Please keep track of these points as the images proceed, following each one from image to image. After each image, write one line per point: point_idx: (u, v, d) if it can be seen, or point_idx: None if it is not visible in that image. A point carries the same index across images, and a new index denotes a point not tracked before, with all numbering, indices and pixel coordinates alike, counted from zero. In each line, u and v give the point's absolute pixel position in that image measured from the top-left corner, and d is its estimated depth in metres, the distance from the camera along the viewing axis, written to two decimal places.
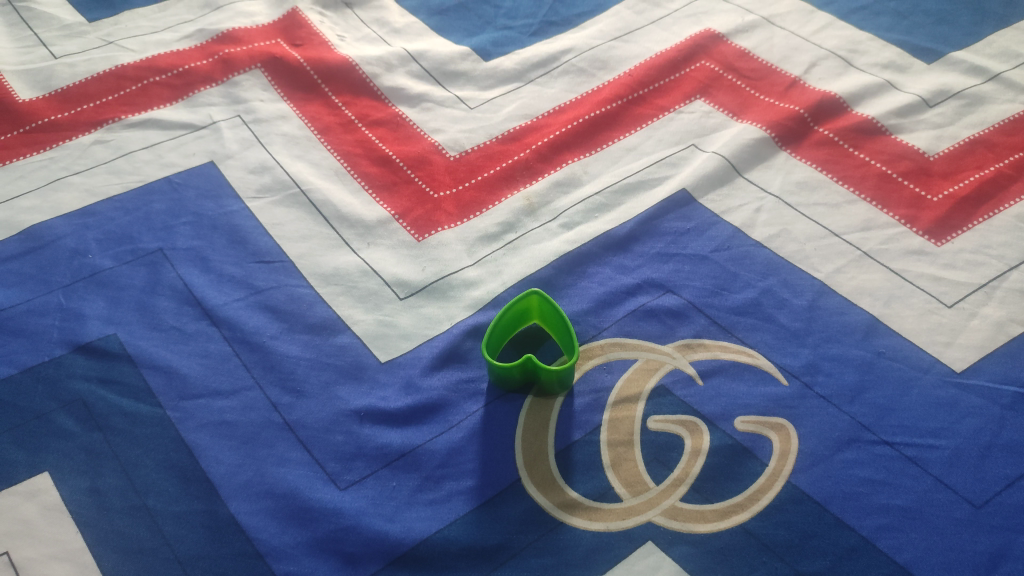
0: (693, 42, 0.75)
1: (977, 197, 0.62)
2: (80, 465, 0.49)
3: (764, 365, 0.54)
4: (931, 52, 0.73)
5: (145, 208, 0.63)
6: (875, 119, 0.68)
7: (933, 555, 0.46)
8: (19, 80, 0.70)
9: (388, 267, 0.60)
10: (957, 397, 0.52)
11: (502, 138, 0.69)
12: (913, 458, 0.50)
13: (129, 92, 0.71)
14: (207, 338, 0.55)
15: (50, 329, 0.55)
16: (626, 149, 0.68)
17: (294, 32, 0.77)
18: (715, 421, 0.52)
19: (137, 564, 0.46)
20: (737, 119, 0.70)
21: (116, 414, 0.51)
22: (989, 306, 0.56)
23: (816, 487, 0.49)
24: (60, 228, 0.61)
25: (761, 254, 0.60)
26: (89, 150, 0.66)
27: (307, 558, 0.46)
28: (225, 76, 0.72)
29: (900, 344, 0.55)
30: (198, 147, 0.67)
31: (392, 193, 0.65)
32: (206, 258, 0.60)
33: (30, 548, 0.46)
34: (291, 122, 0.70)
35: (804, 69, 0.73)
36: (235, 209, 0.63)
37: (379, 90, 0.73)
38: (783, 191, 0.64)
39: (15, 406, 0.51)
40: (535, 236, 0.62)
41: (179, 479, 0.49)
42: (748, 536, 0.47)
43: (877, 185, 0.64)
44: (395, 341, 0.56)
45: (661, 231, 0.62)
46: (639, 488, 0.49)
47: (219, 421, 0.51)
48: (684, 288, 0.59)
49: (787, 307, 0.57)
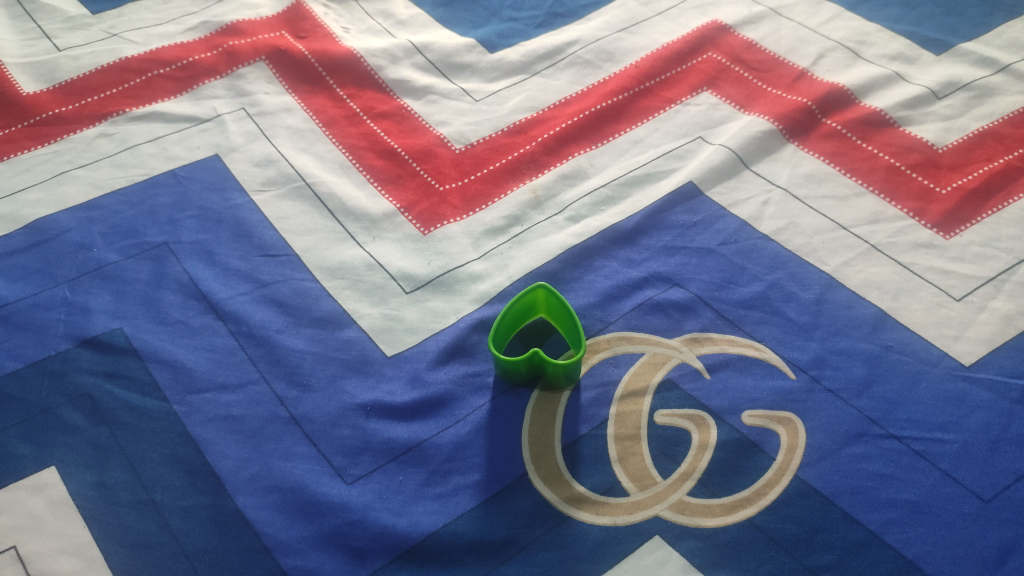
0: (701, 34, 0.75)
1: (985, 190, 0.62)
2: (87, 459, 0.49)
3: (772, 359, 0.54)
4: (939, 43, 0.73)
5: (149, 201, 0.63)
6: (883, 111, 0.68)
7: (941, 549, 0.46)
8: (23, 72, 0.70)
9: (394, 261, 0.60)
10: (965, 390, 0.52)
11: (508, 131, 0.69)
12: (921, 453, 0.49)
13: (133, 85, 0.70)
14: (213, 332, 0.55)
15: (55, 323, 0.55)
16: (632, 142, 0.68)
17: (299, 24, 0.76)
18: (723, 415, 0.51)
19: (143, 558, 0.46)
20: (745, 111, 0.69)
21: (122, 408, 0.51)
22: (997, 299, 0.56)
23: (823, 482, 0.48)
24: (65, 222, 0.61)
25: (768, 247, 0.60)
26: (92, 143, 0.66)
27: (314, 553, 0.46)
28: (230, 68, 0.72)
29: (909, 338, 0.55)
30: (203, 140, 0.67)
31: (398, 186, 0.65)
32: (210, 253, 0.60)
33: (38, 542, 0.46)
34: (296, 115, 0.70)
35: (812, 61, 0.72)
36: (240, 202, 0.63)
37: (384, 83, 0.73)
38: (790, 184, 0.64)
39: (21, 401, 0.51)
40: (541, 229, 0.62)
41: (185, 474, 0.49)
42: (756, 531, 0.47)
43: (885, 178, 0.63)
44: (401, 336, 0.56)
45: (668, 225, 0.62)
46: (646, 482, 0.49)
47: (225, 416, 0.51)
48: (691, 281, 0.58)
49: (794, 300, 0.57)
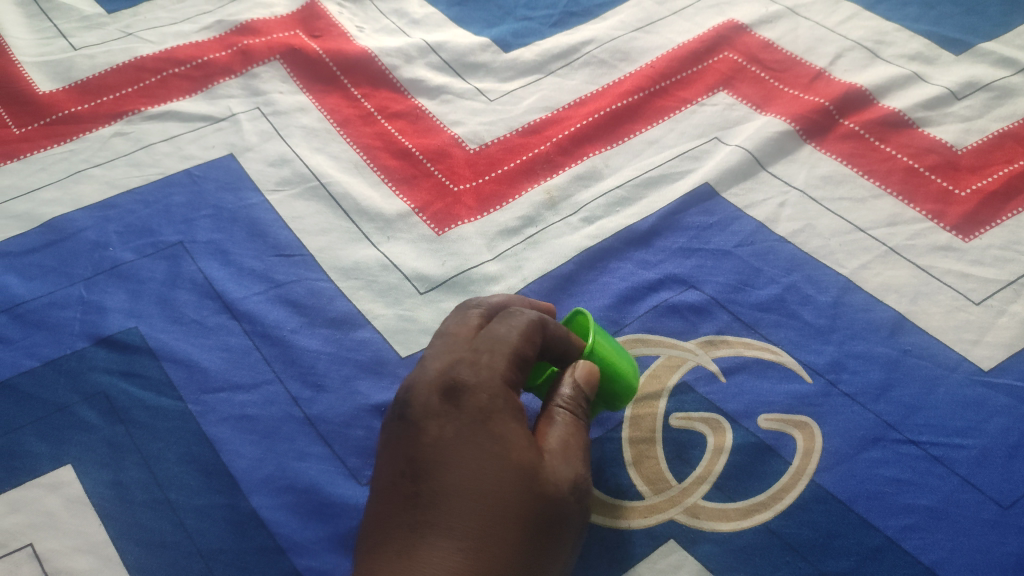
0: (716, 33, 0.74)
1: (1006, 192, 0.61)
2: (103, 458, 0.49)
3: (789, 363, 0.54)
4: (958, 43, 0.72)
5: (164, 200, 0.63)
6: (902, 112, 0.67)
7: (959, 556, 0.45)
8: (40, 71, 0.70)
9: (408, 261, 0.60)
10: (984, 396, 0.51)
11: (523, 131, 0.69)
12: (939, 458, 0.49)
13: (148, 84, 0.70)
14: (228, 332, 0.55)
15: (72, 322, 0.55)
16: (647, 143, 0.67)
17: (313, 24, 0.76)
18: (739, 418, 0.51)
19: (159, 558, 0.46)
20: (762, 112, 0.69)
21: (138, 407, 0.51)
22: (1017, 303, 0.55)
23: (840, 487, 0.48)
24: (82, 221, 0.61)
25: (785, 249, 0.60)
26: (108, 142, 0.66)
27: (328, 553, 0.46)
28: (244, 67, 0.72)
29: (927, 341, 0.54)
30: (218, 139, 0.67)
31: (412, 186, 0.64)
32: (225, 252, 0.60)
33: (54, 540, 0.46)
34: (311, 114, 0.70)
35: (829, 61, 0.72)
36: (255, 201, 0.63)
37: (399, 82, 0.72)
38: (807, 185, 0.63)
39: (38, 399, 0.52)
40: (556, 230, 0.62)
41: (200, 474, 0.49)
42: (772, 536, 0.46)
43: (903, 179, 0.63)
44: (416, 336, 0.56)
45: (683, 226, 0.62)
46: (661, 486, 0.49)
47: (239, 415, 0.51)
48: (707, 283, 0.58)
49: (811, 303, 0.57)
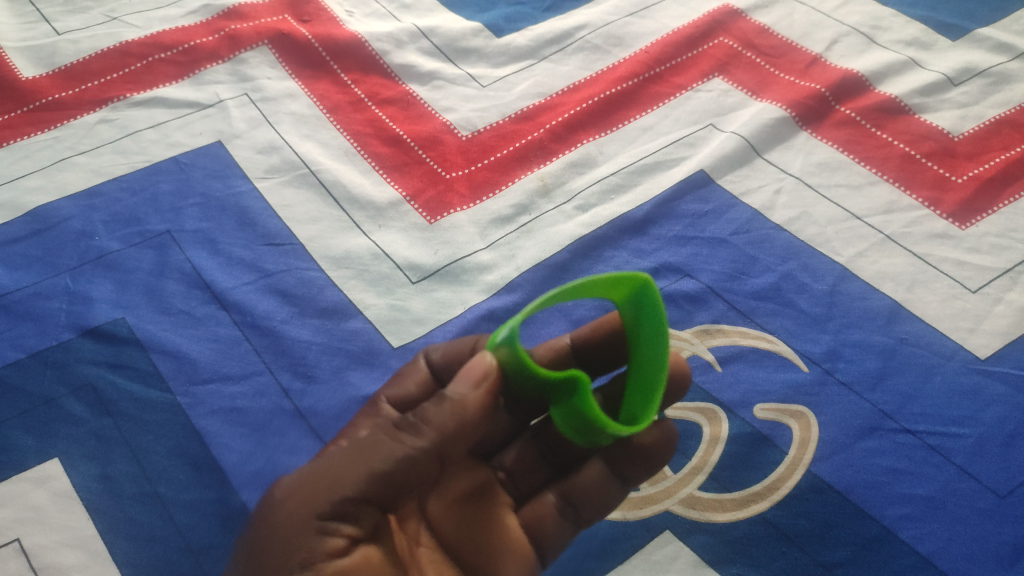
0: (711, 19, 0.73)
1: (1002, 179, 0.61)
2: (90, 452, 0.48)
3: (785, 352, 0.53)
4: (955, 29, 0.71)
5: (151, 188, 0.62)
6: (898, 98, 0.66)
7: (955, 545, 0.45)
8: (22, 57, 0.69)
9: (400, 250, 0.59)
10: (980, 384, 0.51)
11: (516, 118, 0.68)
12: (936, 447, 0.49)
13: (133, 70, 0.69)
14: (217, 322, 0.54)
15: (57, 313, 0.54)
16: (642, 129, 0.66)
17: (302, 8, 0.75)
18: (735, 408, 0.51)
19: (148, 553, 0.45)
20: (757, 98, 0.68)
21: (126, 399, 0.51)
22: (1014, 291, 0.55)
23: (836, 476, 0.48)
24: (67, 210, 0.60)
25: (781, 237, 0.59)
26: (93, 130, 0.65)
27: None
28: (232, 53, 0.71)
29: (923, 330, 0.54)
30: (205, 126, 0.66)
31: (404, 174, 0.64)
32: (214, 241, 0.59)
33: (40, 535, 0.45)
34: (300, 101, 0.68)
35: (825, 46, 0.71)
36: (243, 189, 0.62)
37: (389, 68, 0.71)
38: (803, 172, 0.63)
39: (23, 391, 0.51)
40: (549, 218, 0.61)
41: (189, 467, 0.48)
42: (768, 526, 0.46)
43: (899, 166, 0.62)
44: (408, 327, 0.55)
45: (678, 214, 0.61)
46: (656, 477, 0.48)
47: (229, 407, 0.51)
48: (702, 272, 0.57)
49: (807, 291, 0.56)
